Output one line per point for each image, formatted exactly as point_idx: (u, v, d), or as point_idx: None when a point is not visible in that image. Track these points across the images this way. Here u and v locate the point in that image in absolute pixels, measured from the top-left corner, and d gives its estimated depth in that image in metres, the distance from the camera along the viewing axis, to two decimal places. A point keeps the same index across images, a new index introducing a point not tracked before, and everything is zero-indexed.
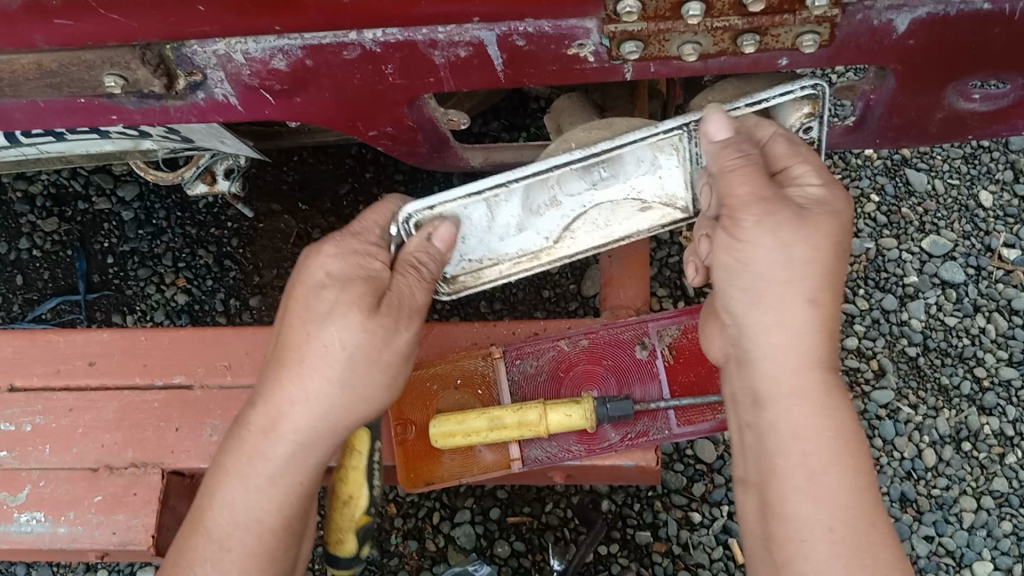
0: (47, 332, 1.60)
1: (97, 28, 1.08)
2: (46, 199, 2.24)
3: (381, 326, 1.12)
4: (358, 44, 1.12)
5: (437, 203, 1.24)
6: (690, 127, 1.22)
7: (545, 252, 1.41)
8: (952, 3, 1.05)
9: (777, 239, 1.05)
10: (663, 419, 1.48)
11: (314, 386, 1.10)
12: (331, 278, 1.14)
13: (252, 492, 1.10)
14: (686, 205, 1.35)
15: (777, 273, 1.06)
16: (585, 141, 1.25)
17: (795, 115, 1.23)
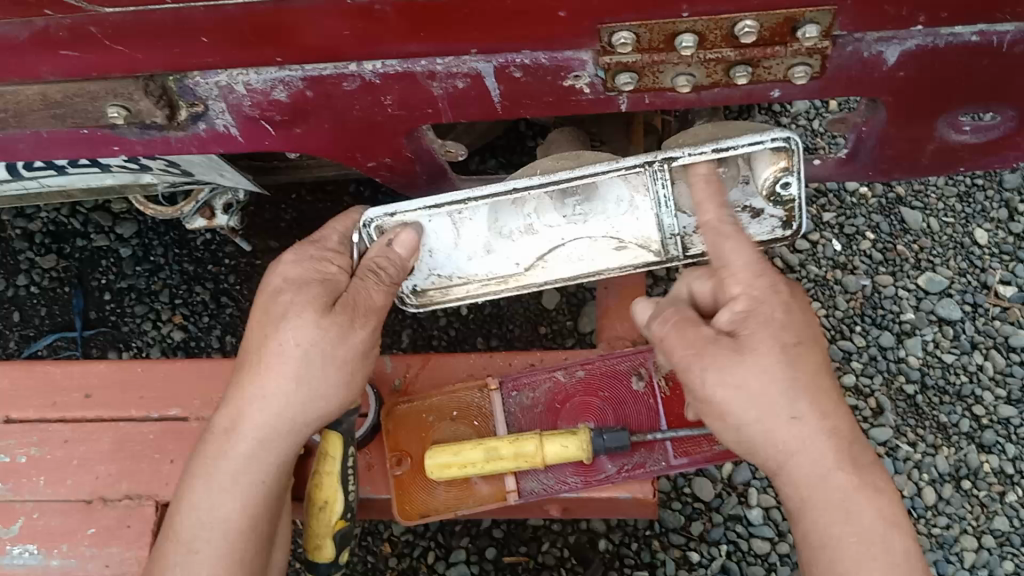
0: (45, 365, 1.60)
1: (102, 60, 1.10)
2: (45, 236, 2.25)
3: (335, 324, 1.17)
4: (358, 76, 1.14)
5: (398, 209, 1.29)
6: (652, 166, 1.25)
7: (514, 278, 1.44)
8: (940, 36, 1.07)
9: (732, 381, 1.05)
10: (660, 451, 1.48)
11: (271, 384, 1.16)
12: (287, 282, 1.21)
13: (215, 493, 1.16)
14: (660, 248, 1.40)
15: (748, 405, 1.05)
16: (549, 169, 1.29)
17: (770, 169, 1.26)
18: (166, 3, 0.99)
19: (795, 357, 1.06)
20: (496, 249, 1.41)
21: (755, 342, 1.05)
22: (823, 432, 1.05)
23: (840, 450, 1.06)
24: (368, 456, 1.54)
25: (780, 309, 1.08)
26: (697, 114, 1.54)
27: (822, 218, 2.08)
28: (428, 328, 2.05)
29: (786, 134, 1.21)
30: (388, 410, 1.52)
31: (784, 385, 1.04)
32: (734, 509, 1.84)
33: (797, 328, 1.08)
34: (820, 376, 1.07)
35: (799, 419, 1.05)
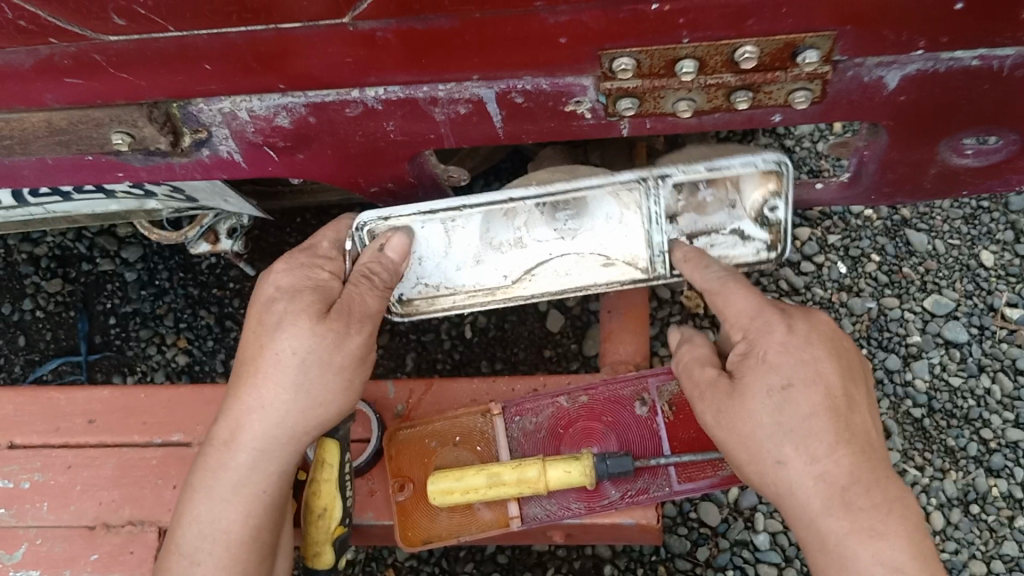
0: (49, 390, 1.60)
1: (106, 87, 1.10)
2: (51, 260, 2.25)
3: (331, 330, 1.17)
4: (360, 102, 1.14)
5: (391, 214, 1.32)
6: (648, 181, 1.28)
7: (501, 290, 1.44)
8: (940, 60, 1.07)
9: (725, 425, 1.14)
10: (664, 476, 1.47)
11: (269, 394, 1.16)
12: (281, 290, 1.21)
13: (216, 503, 1.17)
14: (647, 266, 1.40)
15: (741, 446, 1.12)
16: (546, 180, 1.31)
17: (759, 190, 1.32)
18: (170, 31, 1.00)
19: (784, 400, 1.09)
20: (485, 261, 1.43)
21: (745, 386, 1.12)
22: (809, 476, 1.07)
23: (829, 492, 1.07)
24: (370, 482, 1.54)
25: (773, 351, 1.12)
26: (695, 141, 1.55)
27: (827, 240, 2.08)
28: (432, 352, 2.04)
29: (779, 156, 1.26)
30: (390, 435, 1.51)
31: (770, 428, 1.09)
32: (740, 534, 1.83)
33: (789, 369, 1.10)
34: (814, 419, 1.08)
35: (785, 462, 1.08)
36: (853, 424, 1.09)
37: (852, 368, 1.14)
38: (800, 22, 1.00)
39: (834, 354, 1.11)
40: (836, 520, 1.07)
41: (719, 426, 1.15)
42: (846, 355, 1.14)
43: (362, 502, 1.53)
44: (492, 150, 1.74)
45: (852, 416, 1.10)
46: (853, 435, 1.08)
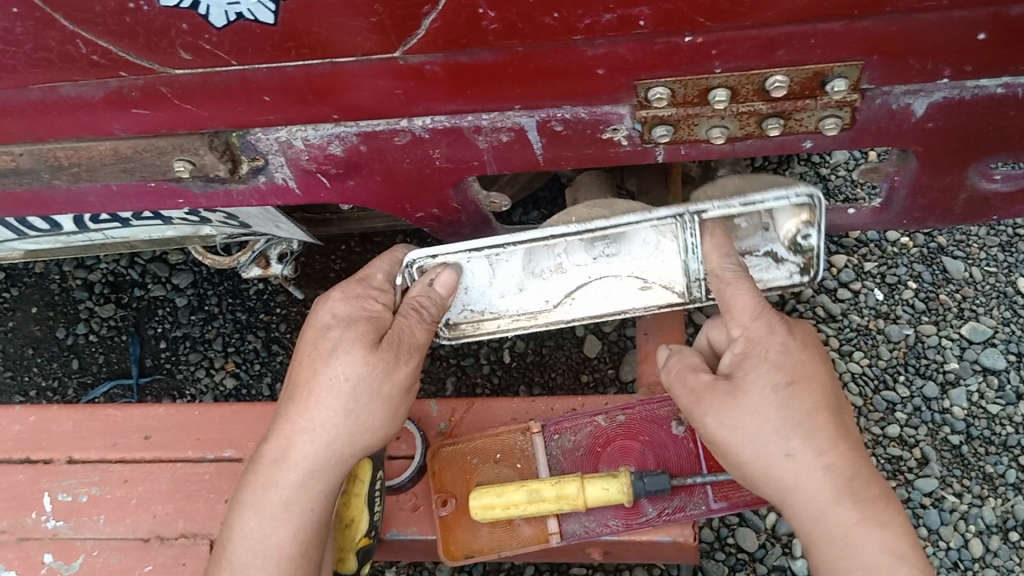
0: (107, 408, 1.67)
1: (171, 117, 1.18)
2: (104, 286, 2.34)
3: (382, 360, 1.23)
4: (408, 131, 1.20)
5: (439, 251, 1.35)
6: (684, 217, 1.30)
7: (543, 314, 1.49)
8: (966, 88, 1.11)
9: (727, 423, 1.14)
10: (700, 494, 1.50)
11: (320, 417, 1.22)
12: (337, 318, 1.27)
13: (266, 520, 1.21)
14: (684, 290, 1.44)
15: (746, 444, 1.14)
16: (585, 216, 1.35)
17: (792, 221, 1.34)
18: (233, 65, 1.07)
19: (789, 396, 1.13)
20: (529, 287, 1.48)
21: (749, 383, 1.14)
22: (816, 467, 1.12)
23: (835, 483, 1.12)
24: (414, 497, 1.59)
25: (775, 350, 1.16)
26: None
27: (863, 268, 2.10)
28: (472, 376, 2.09)
29: (811, 189, 1.27)
30: (434, 452, 1.57)
31: (779, 423, 1.12)
32: (778, 560, 1.84)
33: (792, 368, 1.14)
34: (815, 414, 1.13)
35: (793, 455, 1.12)
36: (846, 424, 1.16)
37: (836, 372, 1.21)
38: (829, 52, 1.04)
39: (824, 357, 1.18)
40: (846, 509, 1.12)
41: (717, 425, 1.15)
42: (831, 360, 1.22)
43: (405, 518, 1.58)
44: (531, 178, 1.79)
45: (845, 413, 1.17)
46: (848, 431, 1.15)
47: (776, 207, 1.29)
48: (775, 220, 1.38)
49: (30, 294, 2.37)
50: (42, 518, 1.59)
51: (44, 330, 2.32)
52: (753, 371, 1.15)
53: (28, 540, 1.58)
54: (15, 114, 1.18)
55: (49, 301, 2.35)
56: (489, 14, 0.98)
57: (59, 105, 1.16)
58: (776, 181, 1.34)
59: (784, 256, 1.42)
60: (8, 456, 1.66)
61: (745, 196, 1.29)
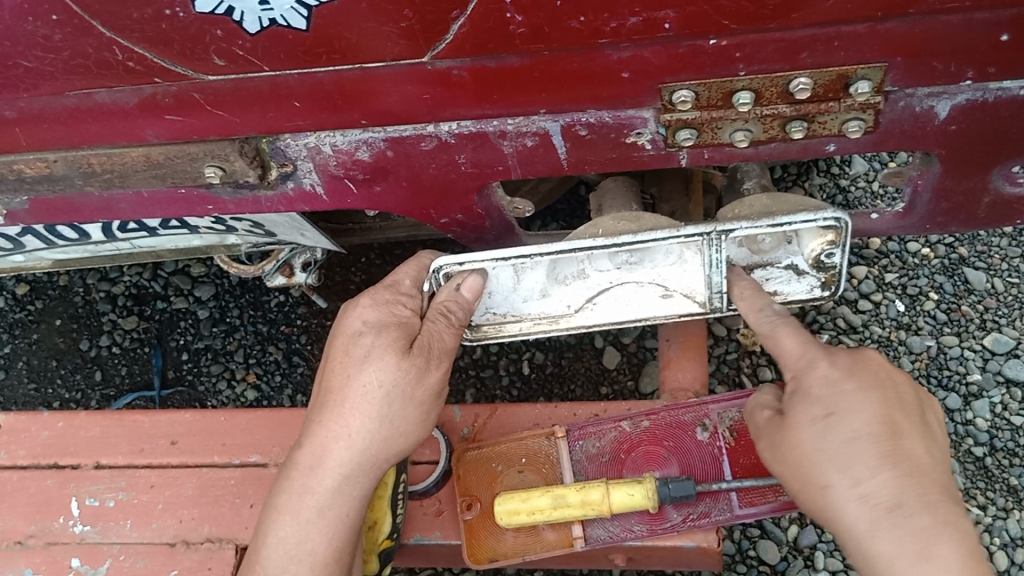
0: (134, 414, 1.69)
1: (203, 123, 1.20)
2: (128, 299, 2.37)
3: (414, 365, 1.24)
4: (435, 136, 1.22)
5: (467, 258, 1.35)
6: (711, 235, 1.31)
7: (565, 319, 1.50)
8: (989, 90, 1.12)
9: (777, 455, 1.18)
10: (725, 501, 1.50)
11: (355, 423, 1.23)
12: (367, 324, 1.28)
13: (302, 526, 1.22)
14: (705, 301, 1.44)
15: (790, 474, 1.16)
16: (612, 230, 1.34)
17: (817, 242, 1.32)
18: (264, 71, 1.09)
19: (825, 428, 1.12)
20: (551, 293, 1.48)
21: (793, 418, 1.16)
22: (854, 498, 1.09)
23: (872, 514, 1.07)
24: (438, 502, 1.60)
25: (817, 382, 1.15)
26: (746, 173, 1.58)
27: (884, 279, 2.10)
28: (491, 388, 2.10)
29: (838, 213, 1.27)
30: (458, 455, 1.59)
31: (817, 454, 1.12)
32: (800, 572, 1.84)
33: (831, 398, 1.13)
34: (855, 442, 1.10)
35: (830, 486, 1.11)
36: (899, 451, 1.10)
37: (903, 402, 1.15)
38: (852, 54, 1.05)
39: (877, 386, 1.14)
40: (884, 543, 1.06)
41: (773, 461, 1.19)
42: (895, 388, 1.15)
43: (429, 523, 1.59)
44: (551, 188, 1.83)
45: (901, 442, 1.10)
46: (901, 459, 1.09)
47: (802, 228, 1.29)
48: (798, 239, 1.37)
49: (55, 307, 2.39)
50: (69, 523, 1.61)
51: (69, 341, 2.34)
52: (797, 403, 1.16)
53: (55, 545, 1.59)
54: (51, 120, 1.20)
55: (73, 313, 2.37)
56: (517, 18, 0.99)
57: (94, 112, 1.18)
58: (803, 202, 1.33)
59: (807, 271, 1.41)
60: (36, 462, 1.67)
61: (773, 216, 1.29)
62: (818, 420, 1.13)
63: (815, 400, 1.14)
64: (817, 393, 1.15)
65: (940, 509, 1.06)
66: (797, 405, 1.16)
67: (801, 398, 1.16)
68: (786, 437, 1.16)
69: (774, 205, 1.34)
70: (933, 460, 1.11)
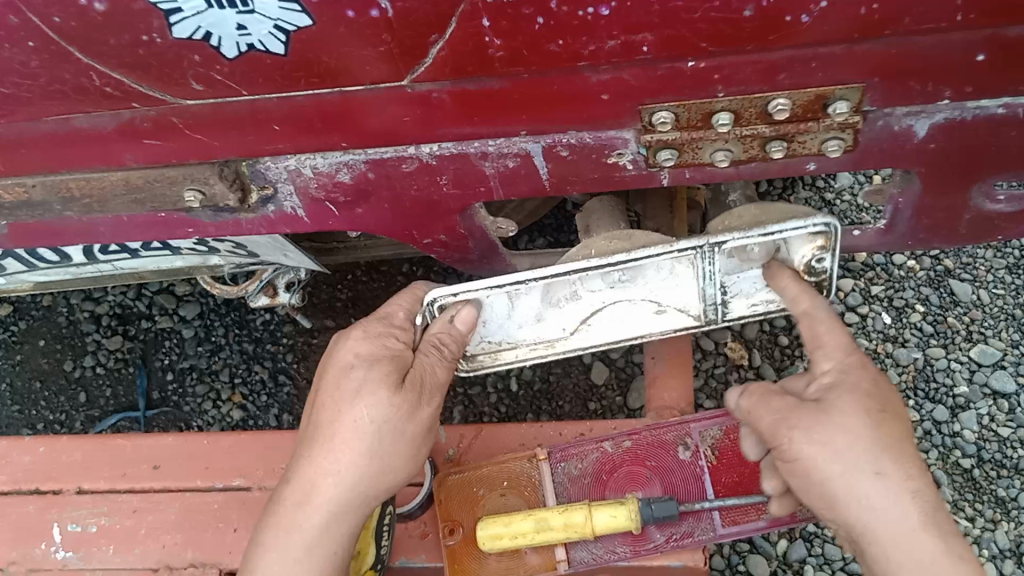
0: (116, 437, 1.68)
1: (182, 148, 1.19)
2: (112, 318, 2.35)
3: (405, 400, 1.24)
4: (416, 158, 1.22)
5: (461, 289, 1.33)
6: (704, 248, 1.31)
7: (560, 342, 1.49)
8: (967, 108, 1.13)
9: (819, 433, 1.11)
10: (708, 520, 1.50)
11: (345, 460, 1.21)
12: (359, 358, 1.27)
13: (290, 564, 1.19)
14: (699, 313, 1.45)
15: (837, 457, 1.09)
16: (604, 250, 1.35)
17: (806, 248, 1.30)
18: (243, 95, 1.09)
19: (878, 421, 1.11)
20: (545, 317, 1.48)
21: (844, 405, 1.12)
22: (906, 490, 1.08)
23: (914, 510, 1.07)
24: (423, 524, 1.60)
25: (866, 382, 1.15)
26: (730, 187, 1.60)
27: (871, 292, 2.10)
28: (479, 405, 2.09)
29: (828, 219, 1.25)
30: (440, 481, 1.57)
31: (874, 442, 1.09)
32: None
33: (882, 399, 1.14)
34: (901, 444, 1.11)
35: (884, 474, 1.08)
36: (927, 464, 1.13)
37: None
38: (830, 75, 1.06)
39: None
40: (931, 539, 1.06)
41: (800, 443, 1.12)
42: None
43: (414, 545, 1.59)
44: (537, 206, 1.84)
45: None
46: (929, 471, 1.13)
47: (793, 235, 1.28)
48: (787, 247, 1.33)
49: (38, 327, 2.38)
50: (51, 549, 1.60)
51: (52, 363, 2.33)
52: (848, 398, 1.13)
53: (38, 571, 1.58)
54: (28, 145, 1.19)
55: (57, 334, 2.36)
56: (495, 42, 0.99)
57: (72, 137, 1.17)
58: (790, 210, 1.33)
59: (797, 280, 1.36)
60: (17, 487, 1.66)
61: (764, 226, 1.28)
62: (873, 414, 1.12)
63: (871, 397, 1.13)
64: (863, 387, 1.15)
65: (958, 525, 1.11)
66: (853, 395, 1.13)
67: (848, 394, 1.14)
68: (841, 419, 1.11)
69: (765, 216, 1.33)
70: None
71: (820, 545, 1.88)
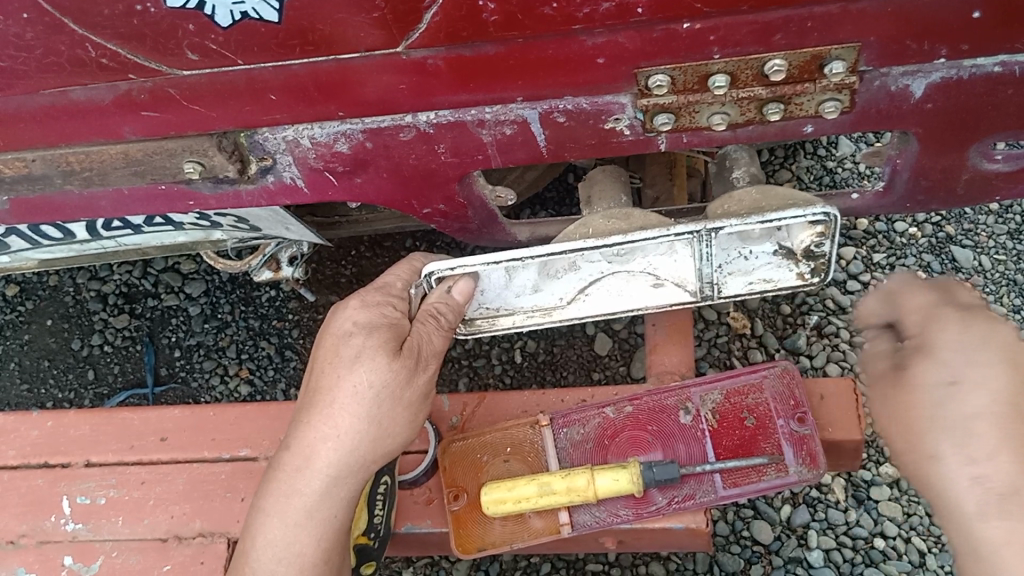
0: (123, 411, 1.70)
1: (181, 119, 1.20)
2: (118, 297, 2.37)
3: (403, 366, 1.25)
4: (413, 126, 1.22)
5: (458, 263, 1.32)
6: (701, 233, 1.32)
7: (555, 311, 1.49)
8: (964, 67, 1.12)
9: (890, 413, 1.17)
10: (709, 482, 1.51)
11: (344, 424, 1.22)
12: (358, 325, 1.28)
13: (290, 528, 1.22)
14: (695, 289, 1.43)
15: (901, 437, 1.14)
16: (602, 229, 1.35)
17: (806, 234, 1.32)
18: (239, 64, 1.09)
19: (947, 395, 1.12)
20: (543, 288, 1.49)
21: (912, 374, 1.17)
22: (965, 472, 1.06)
23: (984, 496, 1.03)
24: (428, 491, 1.61)
25: (948, 348, 1.16)
26: (735, 161, 1.51)
27: (872, 259, 2.10)
28: (484, 377, 2.11)
29: (828, 210, 1.26)
30: (444, 447, 1.59)
31: (930, 422, 1.11)
32: (794, 551, 1.86)
33: (958, 368, 1.13)
34: (975, 420, 1.08)
35: (942, 456, 1.08)
36: None
37: None
38: (826, 35, 1.06)
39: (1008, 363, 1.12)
40: (993, 526, 1.02)
41: (883, 414, 1.19)
42: None
43: (420, 512, 1.60)
44: (538, 176, 1.85)
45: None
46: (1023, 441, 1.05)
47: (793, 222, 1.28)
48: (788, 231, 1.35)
49: (46, 307, 2.39)
50: (60, 521, 1.61)
51: (60, 341, 2.34)
52: (918, 374, 1.16)
53: (48, 543, 1.60)
54: (28, 119, 1.20)
55: (64, 313, 2.38)
56: (490, 6, 0.99)
57: (70, 110, 1.18)
58: (792, 195, 1.33)
59: (797, 258, 1.41)
60: (26, 461, 1.68)
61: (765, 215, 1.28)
62: (955, 384, 1.12)
63: (945, 368, 1.14)
64: (978, 355, 1.14)
65: None
66: (932, 367, 1.15)
67: (922, 370, 1.16)
68: (905, 393, 1.16)
69: (765, 202, 1.33)
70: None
71: (823, 510, 1.89)
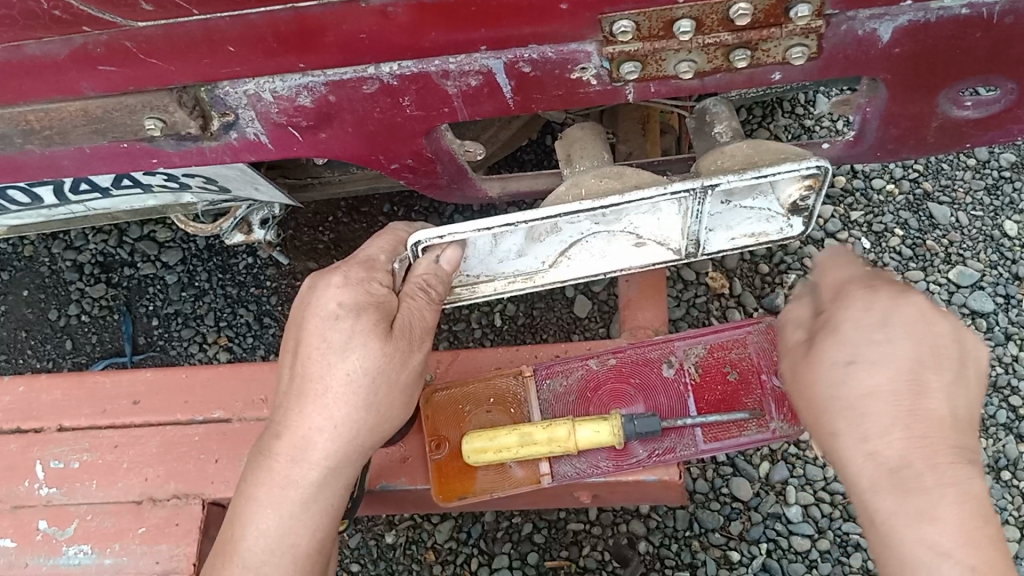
0: (93, 375, 1.69)
1: (139, 73, 1.17)
2: (94, 267, 2.34)
3: (397, 349, 1.24)
4: (376, 78, 1.20)
5: (449, 232, 1.28)
6: (696, 191, 1.25)
7: (539, 275, 1.47)
8: (931, 10, 1.11)
9: (801, 386, 1.16)
10: (690, 436, 1.53)
11: (340, 414, 1.22)
12: (344, 308, 1.23)
13: (285, 520, 1.22)
14: (678, 247, 1.43)
15: (808, 407, 1.16)
16: (596, 189, 1.30)
17: (794, 188, 1.28)
18: (195, 14, 1.07)
19: (844, 374, 1.11)
20: (528, 251, 1.46)
21: (816, 353, 1.14)
22: (858, 453, 1.10)
23: (876, 471, 1.08)
24: (402, 450, 1.60)
25: (849, 326, 1.13)
26: (716, 116, 1.47)
27: (849, 217, 2.10)
28: (464, 341, 2.10)
29: (821, 162, 1.21)
30: (428, 397, 1.58)
31: (833, 403, 1.11)
32: (773, 507, 1.88)
33: (857, 344, 1.11)
34: (869, 399, 1.09)
35: (836, 434, 1.12)
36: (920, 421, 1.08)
37: (938, 355, 1.11)
38: None
39: (914, 336, 1.10)
40: (884, 501, 1.08)
41: (795, 390, 1.18)
42: (935, 336, 1.11)
43: (394, 470, 1.59)
44: (512, 135, 1.84)
45: (923, 401, 1.08)
46: (912, 419, 1.08)
47: (784, 177, 1.23)
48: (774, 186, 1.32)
49: (21, 278, 2.36)
50: (34, 486, 1.60)
51: (36, 312, 2.32)
52: (823, 351, 1.14)
53: (22, 508, 1.59)
54: None
55: (39, 284, 2.35)
56: None
57: (26, 65, 1.15)
58: (784, 149, 1.29)
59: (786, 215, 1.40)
60: None
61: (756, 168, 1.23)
62: (859, 361, 1.10)
63: (840, 346, 1.12)
64: (884, 333, 1.11)
65: (949, 472, 1.05)
66: (835, 346, 1.13)
67: (831, 348, 1.13)
68: (814, 369, 1.14)
69: (757, 157, 1.29)
70: (953, 419, 1.09)
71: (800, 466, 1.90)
